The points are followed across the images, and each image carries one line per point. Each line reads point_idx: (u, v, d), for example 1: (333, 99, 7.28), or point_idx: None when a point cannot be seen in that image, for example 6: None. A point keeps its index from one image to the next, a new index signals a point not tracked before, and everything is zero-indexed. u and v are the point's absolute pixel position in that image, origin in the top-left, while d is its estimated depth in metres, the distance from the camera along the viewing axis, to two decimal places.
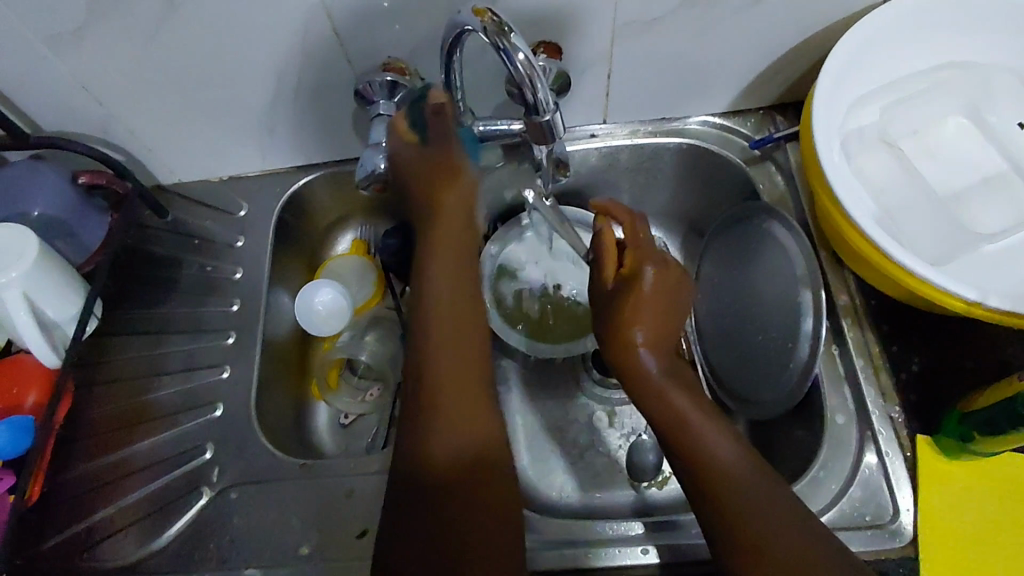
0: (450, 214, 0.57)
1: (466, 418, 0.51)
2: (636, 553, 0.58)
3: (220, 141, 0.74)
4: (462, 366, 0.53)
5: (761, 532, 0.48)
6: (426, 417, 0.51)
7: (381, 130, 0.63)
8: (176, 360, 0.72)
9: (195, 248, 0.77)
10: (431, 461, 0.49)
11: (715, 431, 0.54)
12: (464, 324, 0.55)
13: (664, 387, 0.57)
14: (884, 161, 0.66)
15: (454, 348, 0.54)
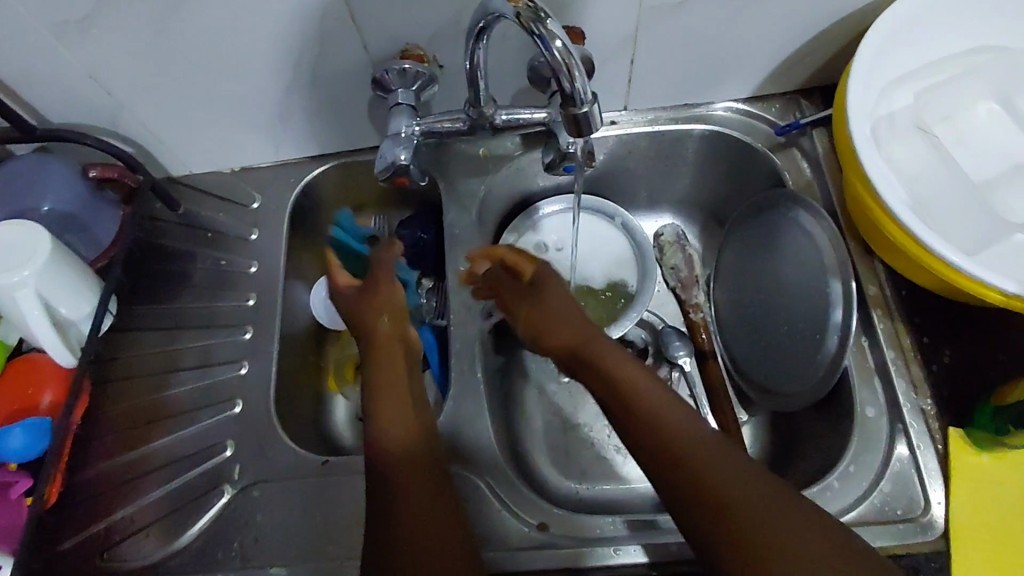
0: (394, 300, 0.59)
1: (409, 466, 0.50)
2: (629, 552, 0.57)
3: (232, 132, 0.72)
4: (405, 423, 0.53)
5: (719, 492, 0.47)
6: (394, 461, 0.51)
7: (401, 121, 0.62)
8: (192, 356, 0.71)
9: (208, 241, 0.76)
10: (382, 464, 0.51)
11: (647, 388, 0.54)
12: (400, 369, 0.56)
13: (623, 389, 0.54)
14: (916, 148, 0.64)
15: (394, 398, 0.54)
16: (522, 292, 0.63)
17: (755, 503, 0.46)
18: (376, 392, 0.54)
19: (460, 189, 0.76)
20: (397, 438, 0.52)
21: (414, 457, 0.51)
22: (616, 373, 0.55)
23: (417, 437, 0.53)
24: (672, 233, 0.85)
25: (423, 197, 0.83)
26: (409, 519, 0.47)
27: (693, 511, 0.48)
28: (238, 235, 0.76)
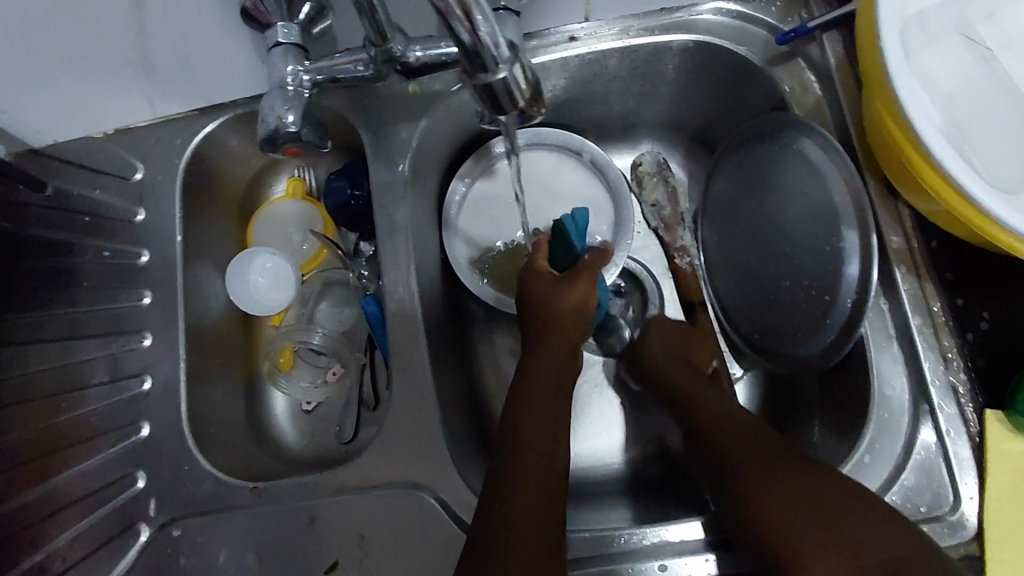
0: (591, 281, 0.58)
1: (545, 443, 0.49)
2: (655, 570, 0.49)
3: (85, 90, 0.57)
4: (547, 431, 0.50)
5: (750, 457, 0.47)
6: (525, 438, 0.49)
7: (283, 66, 0.47)
8: (86, 370, 0.59)
9: (87, 226, 0.62)
10: (496, 476, 0.47)
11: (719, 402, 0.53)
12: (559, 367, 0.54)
13: (690, 389, 0.56)
14: (956, 56, 0.50)
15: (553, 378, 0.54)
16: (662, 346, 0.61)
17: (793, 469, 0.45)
18: (528, 397, 0.52)
19: (387, 138, 0.62)
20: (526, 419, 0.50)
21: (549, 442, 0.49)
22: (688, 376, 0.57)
23: (544, 413, 0.51)
24: (652, 163, 0.72)
25: (349, 145, 0.68)
26: (544, 498, 0.46)
27: (737, 476, 0.47)
28: (124, 216, 0.62)
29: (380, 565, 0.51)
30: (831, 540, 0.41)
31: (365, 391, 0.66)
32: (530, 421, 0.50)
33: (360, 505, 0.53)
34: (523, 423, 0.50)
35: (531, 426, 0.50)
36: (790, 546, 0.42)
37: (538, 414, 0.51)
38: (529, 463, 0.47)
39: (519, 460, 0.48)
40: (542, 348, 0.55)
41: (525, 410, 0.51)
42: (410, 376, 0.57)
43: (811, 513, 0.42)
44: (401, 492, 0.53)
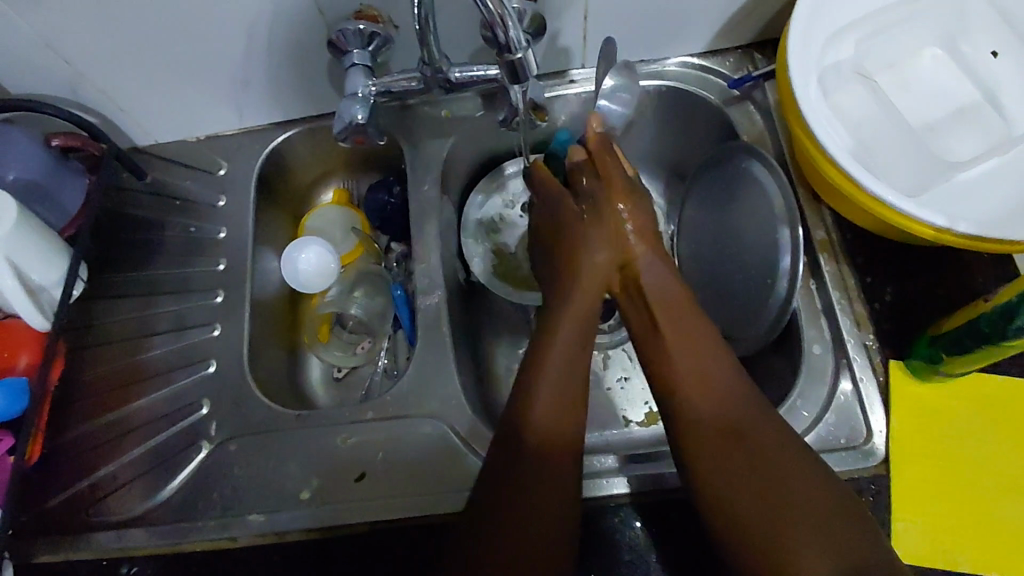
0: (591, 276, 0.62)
1: (564, 403, 0.57)
2: (624, 483, 0.61)
3: (195, 99, 0.73)
4: (567, 397, 0.58)
5: (743, 430, 0.54)
6: (528, 395, 0.57)
7: (356, 81, 0.63)
8: (164, 320, 0.73)
9: (176, 208, 0.77)
10: (535, 440, 0.56)
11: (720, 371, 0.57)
12: (588, 319, 0.61)
13: (705, 379, 0.57)
14: (856, 93, 0.66)
15: (574, 333, 0.60)
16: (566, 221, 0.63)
17: (781, 464, 0.52)
18: (543, 370, 0.58)
19: (423, 149, 0.77)
20: (541, 414, 0.57)
21: (568, 413, 0.57)
22: (727, 387, 0.56)
23: (562, 387, 0.58)
24: None
25: (389, 160, 0.84)
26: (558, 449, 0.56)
27: (709, 445, 0.54)
28: (206, 201, 0.77)
29: (401, 476, 0.62)
30: (764, 508, 0.51)
31: (386, 362, 0.77)
32: (545, 406, 0.57)
33: (386, 429, 0.65)
34: (541, 398, 0.57)
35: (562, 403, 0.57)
36: (720, 506, 0.52)
37: (550, 391, 0.57)
38: (536, 424, 0.56)
39: (528, 419, 0.56)
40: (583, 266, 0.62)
41: (541, 380, 0.58)
42: (432, 333, 0.70)
43: (794, 502, 0.51)
44: (419, 422, 0.65)
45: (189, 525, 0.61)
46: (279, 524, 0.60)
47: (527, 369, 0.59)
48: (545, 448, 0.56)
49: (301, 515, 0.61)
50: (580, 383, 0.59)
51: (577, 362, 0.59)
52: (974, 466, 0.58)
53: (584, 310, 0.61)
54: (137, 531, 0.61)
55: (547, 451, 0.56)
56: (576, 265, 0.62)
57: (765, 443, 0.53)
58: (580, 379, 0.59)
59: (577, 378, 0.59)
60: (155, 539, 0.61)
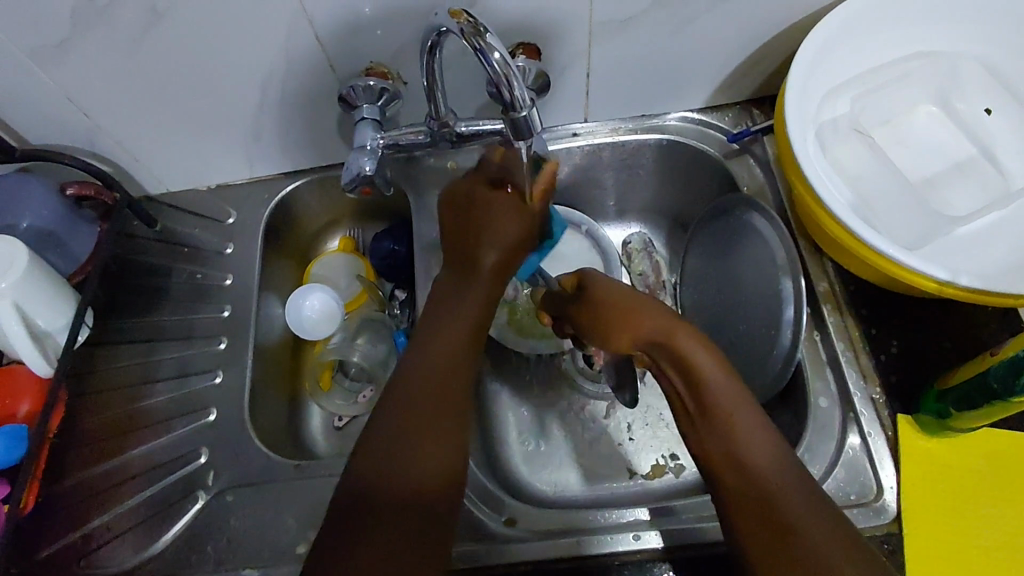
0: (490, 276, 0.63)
1: (417, 410, 0.54)
2: (629, 539, 0.60)
3: (207, 150, 0.75)
4: (447, 429, 0.54)
5: (741, 457, 0.52)
6: (383, 428, 0.53)
7: (366, 133, 0.65)
8: (166, 367, 0.72)
9: (185, 256, 0.78)
10: (391, 492, 0.50)
11: (722, 386, 0.54)
12: (446, 330, 0.59)
13: (705, 404, 0.54)
14: (853, 149, 0.67)
15: (428, 347, 0.58)
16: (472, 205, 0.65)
17: (790, 505, 0.49)
18: (399, 394, 0.55)
19: (428, 199, 0.79)
20: (414, 478, 0.51)
21: (419, 425, 0.53)
22: (724, 404, 0.53)
23: (415, 386, 0.55)
24: (639, 241, 0.87)
25: (394, 209, 0.86)
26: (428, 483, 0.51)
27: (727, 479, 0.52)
28: (214, 249, 0.78)
29: None
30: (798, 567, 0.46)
31: None
32: (401, 433, 0.53)
33: None
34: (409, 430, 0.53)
35: (410, 422, 0.53)
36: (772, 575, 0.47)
37: (420, 391, 0.55)
38: (404, 413, 0.54)
39: (382, 424, 0.53)
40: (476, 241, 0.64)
41: (398, 399, 0.55)
42: None
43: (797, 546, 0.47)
44: None
45: None
46: None
47: (396, 390, 0.56)
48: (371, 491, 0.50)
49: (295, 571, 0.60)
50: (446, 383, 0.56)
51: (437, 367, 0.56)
52: (986, 524, 0.57)
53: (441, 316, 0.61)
54: None
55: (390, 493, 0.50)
56: (445, 294, 0.62)
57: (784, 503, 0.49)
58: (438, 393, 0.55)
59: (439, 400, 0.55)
60: None
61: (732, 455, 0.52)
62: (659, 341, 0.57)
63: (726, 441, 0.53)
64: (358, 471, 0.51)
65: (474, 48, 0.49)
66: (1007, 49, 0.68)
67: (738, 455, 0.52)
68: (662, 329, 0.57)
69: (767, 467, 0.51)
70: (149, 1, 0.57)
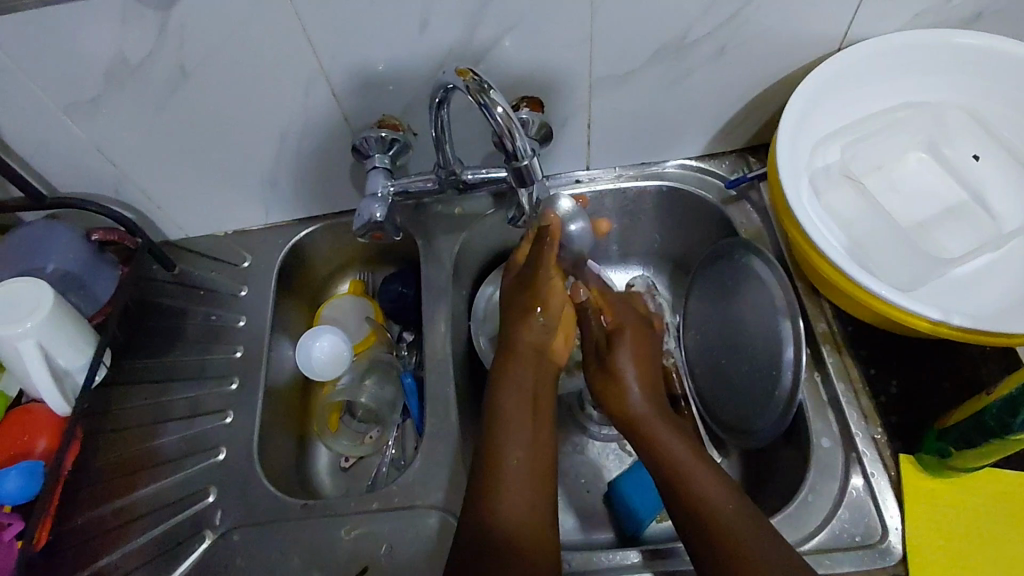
0: (531, 356, 0.67)
1: (527, 469, 0.59)
2: None
3: (226, 198, 0.79)
4: (530, 443, 0.61)
5: (686, 476, 0.58)
6: (498, 478, 0.58)
7: (378, 181, 0.69)
8: (177, 407, 0.74)
9: (200, 297, 0.81)
10: (505, 522, 0.55)
11: (666, 431, 0.62)
12: (541, 390, 0.65)
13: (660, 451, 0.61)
14: (846, 194, 0.69)
15: (522, 404, 0.64)
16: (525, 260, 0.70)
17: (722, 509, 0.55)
18: (507, 417, 0.62)
19: (436, 244, 0.81)
20: (519, 509, 0.57)
21: (535, 473, 0.59)
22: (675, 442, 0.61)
23: (526, 438, 0.62)
24: (642, 283, 0.89)
25: (404, 253, 0.89)
26: (534, 530, 0.56)
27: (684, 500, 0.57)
28: (228, 292, 0.81)
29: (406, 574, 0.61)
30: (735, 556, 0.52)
31: (394, 453, 0.78)
32: (512, 478, 0.58)
33: (394, 520, 0.65)
34: (511, 469, 0.59)
35: (524, 447, 0.61)
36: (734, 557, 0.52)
37: (518, 440, 0.61)
38: (512, 471, 0.59)
39: (506, 467, 0.59)
40: (527, 304, 0.69)
41: (509, 448, 0.60)
42: (441, 422, 0.71)
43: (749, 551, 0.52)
44: (425, 514, 0.65)
45: None
46: None
47: (491, 441, 0.61)
48: (491, 519, 0.56)
49: None
50: (544, 455, 0.61)
51: (538, 447, 0.61)
52: (999, 566, 0.56)
53: (526, 375, 0.66)
54: None
55: (501, 526, 0.55)
56: (514, 351, 0.67)
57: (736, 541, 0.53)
58: (541, 450, 0.61)
59: (541, 455, 0.61)
60: None
61: (681, 477, 0.58)
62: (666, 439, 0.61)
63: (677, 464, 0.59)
64: (501, 491, 0.57)
65: (480, 101, 0.53)
66: (989, 100, 0.71)
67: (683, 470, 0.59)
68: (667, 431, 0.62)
69: (713, 483, 0.57)
70: (177, 61, 0.61)
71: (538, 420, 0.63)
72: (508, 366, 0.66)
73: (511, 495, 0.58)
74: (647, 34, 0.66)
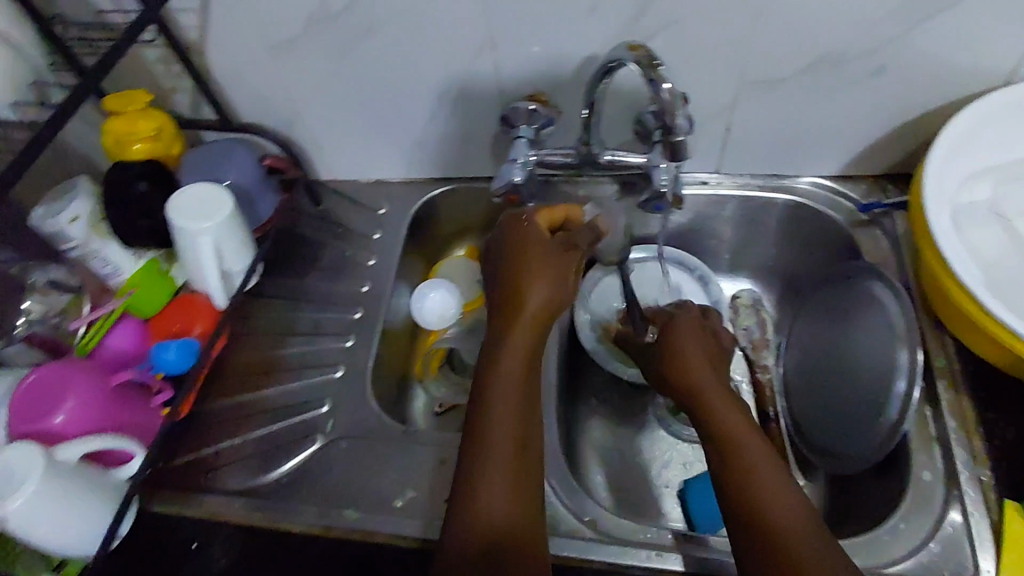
0: (528, 327, 0.62)
1: (507, 466, 0.56)
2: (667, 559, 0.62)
3: (377, 147, 0.87)
4: (513, 436, 0.57)
5: (740, 465, 0.56)
6: (476, 470, 0.55)
7: (520, 149, 0.73)
8: (305, 325, 0.82)
9: (338, 234, 0.89)
10: (478, 529, 0.52)
11: (729, 413, 0.60)
12: (528, 374, 0.61)
13: (726, 435, 0.59)
14: (990, 234, 0.68)
15: (508, 396, 0.59)
16: (525, 252, 0.66)
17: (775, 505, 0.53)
18: (489, 412, 0.58)
19: None
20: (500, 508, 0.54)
21: (512, 466, 0.56)
22: (732, 429, 0.59)
23: (507, 428, 0.57)
24: (750, 297, 0.91)
25: None
26: (520, 527, 0.53)
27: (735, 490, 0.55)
28: (363, 233, 0.89)
29: None
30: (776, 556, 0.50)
31: None
32: (486, 477, 0.55)
33: None
34: (485, 474, 0.55)
35: (503, 436, 0.57)
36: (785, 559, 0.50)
37: (501, 430, 0.57)
38: (494, 461, 0.56)
39: (490, 454, 0.56)
40: (524, 281, 0.64)
41: (490, 443, 0.56)
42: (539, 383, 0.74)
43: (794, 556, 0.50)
44: None
45: (291, 505, 0.67)
46: (370, 524, 0.65)
47: (477, 430, 0.58)
48: (472, 526, 0.53)
49: (390, 521, 0.65)
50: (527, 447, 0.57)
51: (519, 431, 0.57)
52: None
53: (516, 361, 0.61)
54: (237, 501, 0.67)
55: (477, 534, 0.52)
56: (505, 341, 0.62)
57: (784, 530, 0.51)
58: (520, 442, 0.57)
59: (516, 449, 0.57)
60: (257, 509, 0.67)
61: (737, 467, 0.56)
62: (734, 421, 0.59)
63: (731, 446, 0.58)
64: (477, 496, 0.54)
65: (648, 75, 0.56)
66: None
67: (742, 461, 0.56)
68: (733, 416, 0.60)
69: (774, 483, 0.54)
70: (368, 14, 0.69)
71: (522, 407, 0.59)
72: (493, 377, 0.60)
73: (498, 505, 0.54)
74: (802, 44, 0.67)
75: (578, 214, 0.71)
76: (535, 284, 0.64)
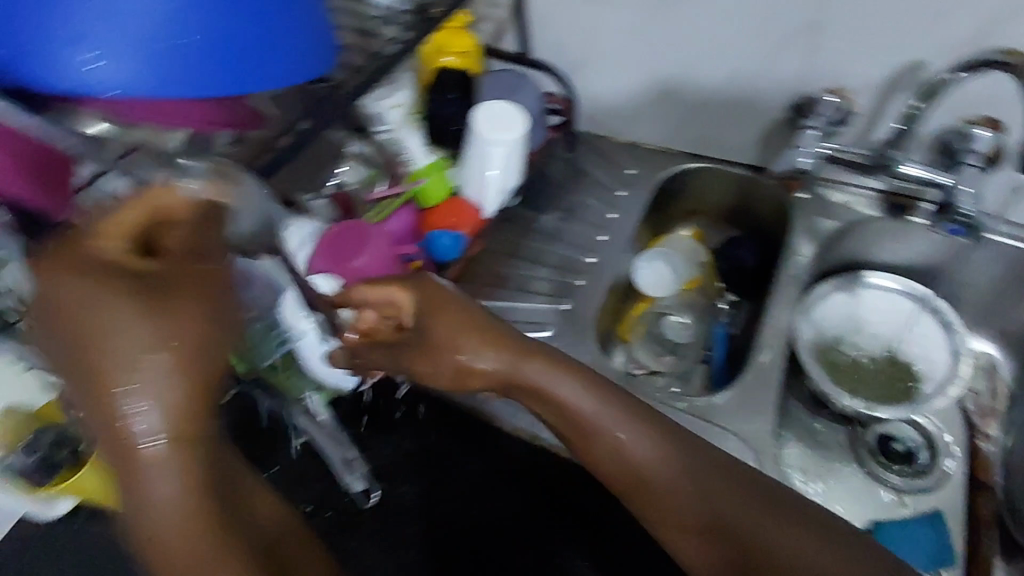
0: (138, 349, 0.40)
1: (170, 459, 0.41)
2: None
3: (650, 107, 0.90)
4: (173, 380, 0.41)
5: (650, 482, 0.54)
6: (122, 461, 0.40)
7: (811, 138, 0.76)
8: (538, 254, 0.85)
9: (581, 181, 0.91)
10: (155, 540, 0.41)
11: (572, 391, 0.55)
12: (149, 328, 0.40)
13: (584, 433, 0.55)
14: None
15: (140, 364, 0.40)
16: (106, 239, 0.42)
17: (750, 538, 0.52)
18: (113, 382, 0.39)
19: (812, 219, 0.84)
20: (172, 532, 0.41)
21: (173, 442, 0.41)
22: (623, 439, 0.55)
23: (163, 390, 0.40)
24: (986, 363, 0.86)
25: (755, 221, 0.91)
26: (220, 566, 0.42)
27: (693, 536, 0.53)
28: (607, 185, 0.90)
29: None
30: None
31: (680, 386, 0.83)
32: (149, 469, 0.40)
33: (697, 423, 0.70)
34: (143, 480, 0.40)
35: (169, 415, 0.40)
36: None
37: (149, 468, 0.40)
38: (151, 452, 0.40)
39: (142, 444, 0.40)
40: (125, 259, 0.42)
41: (147, 477, 0.40)
42: (765, 367, 0.75)
43: None
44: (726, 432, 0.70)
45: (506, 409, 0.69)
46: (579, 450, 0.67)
47: (116, 436, 0.40)
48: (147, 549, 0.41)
49: None
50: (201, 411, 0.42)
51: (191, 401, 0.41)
52: None
53: (155, 362, 0.40)
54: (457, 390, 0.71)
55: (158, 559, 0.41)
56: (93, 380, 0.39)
57: (728, 521, 0.53)
58: (199, 396, 0.41)
59: (180, 410, 0.41)
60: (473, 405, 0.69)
61: (646, 489, 0.54)
62: (632, 444, 0.55)
63: (633, 468, 0.54)
64: (131, 493, 0.41)
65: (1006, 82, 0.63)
66: None
67: (674, 488, 0.54)
68: (598, 408, 0.55)
69: (696, 494, 0.54)
70: None
71: (174, 380, 0.40)
72: (94, 360, 0.39)
73: (162, 492, 0.41)
74: None
75: (176, 203, 0.44)
76: (101, 314, 0.40)
